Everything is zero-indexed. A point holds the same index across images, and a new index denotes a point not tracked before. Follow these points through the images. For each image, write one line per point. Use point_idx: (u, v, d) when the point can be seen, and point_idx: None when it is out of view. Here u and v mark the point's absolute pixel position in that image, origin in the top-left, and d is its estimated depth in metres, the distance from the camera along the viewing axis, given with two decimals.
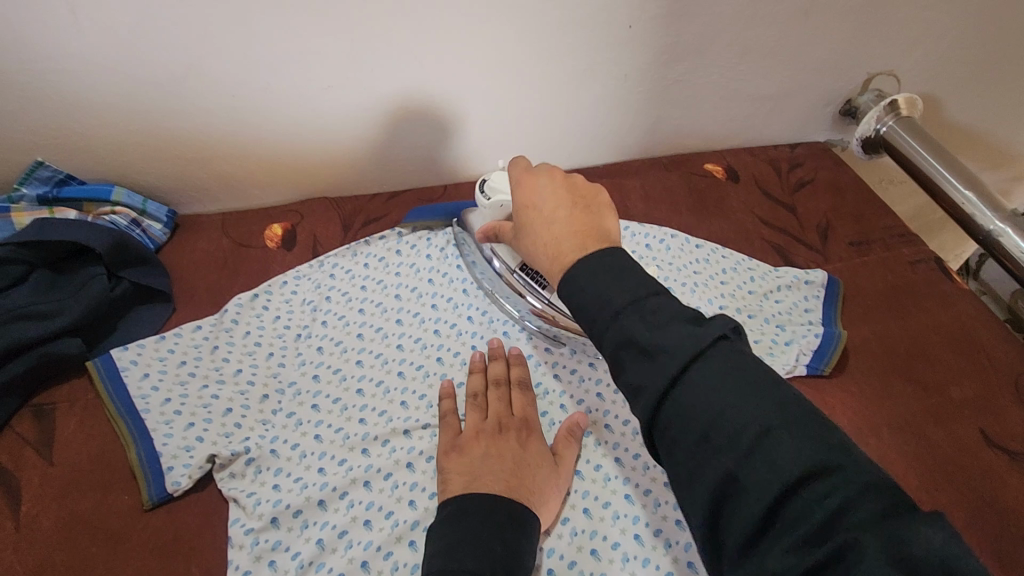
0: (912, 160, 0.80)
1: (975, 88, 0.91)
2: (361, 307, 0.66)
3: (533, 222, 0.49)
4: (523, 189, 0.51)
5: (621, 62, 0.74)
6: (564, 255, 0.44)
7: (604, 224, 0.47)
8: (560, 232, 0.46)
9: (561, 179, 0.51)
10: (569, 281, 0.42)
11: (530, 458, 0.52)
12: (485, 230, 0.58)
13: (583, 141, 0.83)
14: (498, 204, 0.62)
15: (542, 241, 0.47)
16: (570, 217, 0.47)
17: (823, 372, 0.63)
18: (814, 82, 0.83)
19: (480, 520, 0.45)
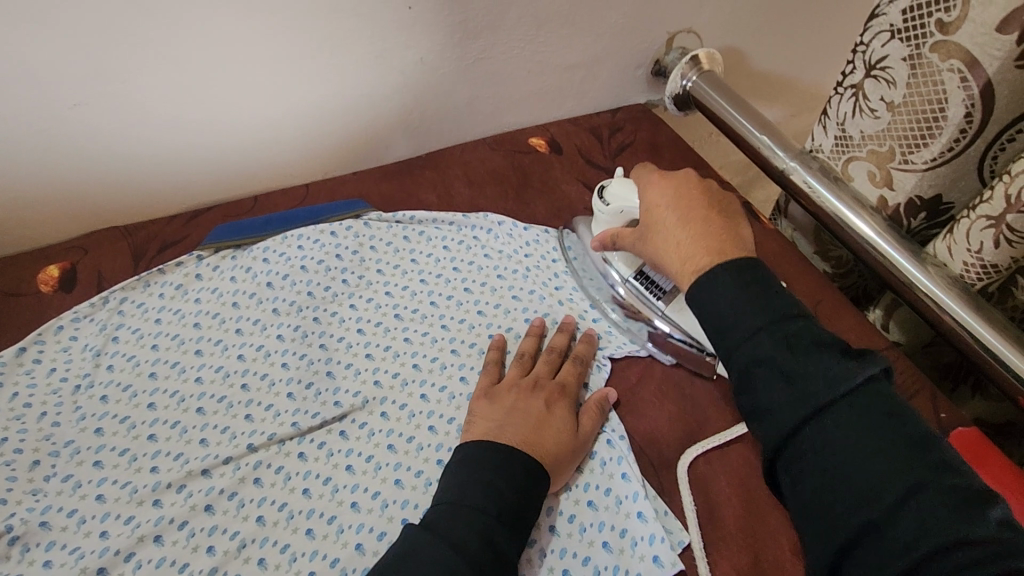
0: (716, 112, 0.83)
1: (772, 38, 0.97)
2: (154, 343, 0.60)
3: (661, 221, 0.57)
4: (656, 187, 0.59)
5: (414, 46, 0.71)
6: (696, 256, 0.52)
7: (734, 225, 0.54)
8: (696, 228, 0.54)
9: (692, 184, 0.58)
10: (696, 288, 0.50)
11: (557, 423, 0.54)
12: (601, 236, 0.65)
13: (399, 133, 0.80)
14: (617, 210, 0.64)
15: (675, 239, 0.55)
16: (706, 219, 0.54)
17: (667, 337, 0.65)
18: (619, 46, 0.84)
19: (502, 488, 0.48)
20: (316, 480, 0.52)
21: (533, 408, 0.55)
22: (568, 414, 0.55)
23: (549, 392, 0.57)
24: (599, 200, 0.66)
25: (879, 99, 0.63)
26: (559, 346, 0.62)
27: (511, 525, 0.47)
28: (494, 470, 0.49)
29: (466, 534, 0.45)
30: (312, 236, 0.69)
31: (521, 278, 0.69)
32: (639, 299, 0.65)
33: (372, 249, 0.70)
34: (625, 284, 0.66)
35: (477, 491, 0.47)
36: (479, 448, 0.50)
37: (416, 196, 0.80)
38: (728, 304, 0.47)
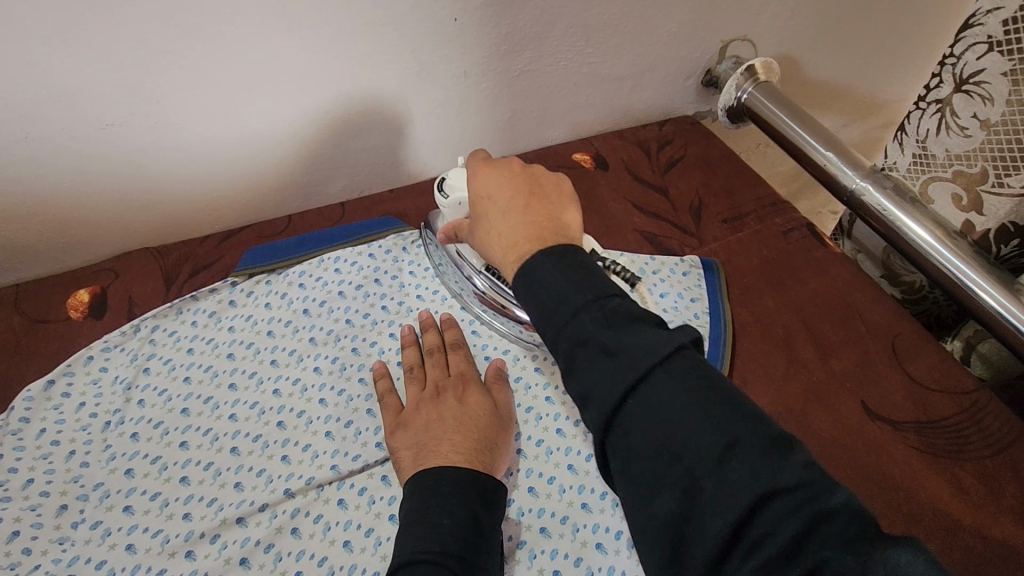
0: (774, 123, 0.78)
1: (830, 45, 0.91)
2: (186, 375, 0.57)
3: (485, 214, 0.49)
4: (479, 180, 0.51)
5: (456, 59, 0.67)
6: (518, 244, 0.44)
7: (560, 213, 0.47)
8: (518, 216, 0.46)
9: (517, 173, 0.50)
10: (526, 279, 0.41)
11: (471, 411, 0.53)
12: (446, 230, 0.57)
13: (438, 148, 0.76)
14: (456, 201, 0.58)
15: (497, 227, 0.47)
16: (526, 207, 0.47)
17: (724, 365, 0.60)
18: (670, 55, 0.79)
19: (447, 520, 0.43)
20: (357, 532, 0.49)
21: (442, 414, 0.52)
22: (478, 401, 0.54)
23: (449, 392, 0.54)
24: (438, 192, 0.60)
25: (971, 117, 0.58)
26: (434, 345, 0.59)
27: (467, 561, 0.41)
28: (433, 498, 0.44)
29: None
30: (349, 259, 0.65)
31: None
32: (491, 291, 0.62)
33: (411, 274, 0.66)
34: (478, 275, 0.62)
35: (427, 531, 0.42)
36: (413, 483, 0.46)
37: None
38: (550, 290, 0.39)
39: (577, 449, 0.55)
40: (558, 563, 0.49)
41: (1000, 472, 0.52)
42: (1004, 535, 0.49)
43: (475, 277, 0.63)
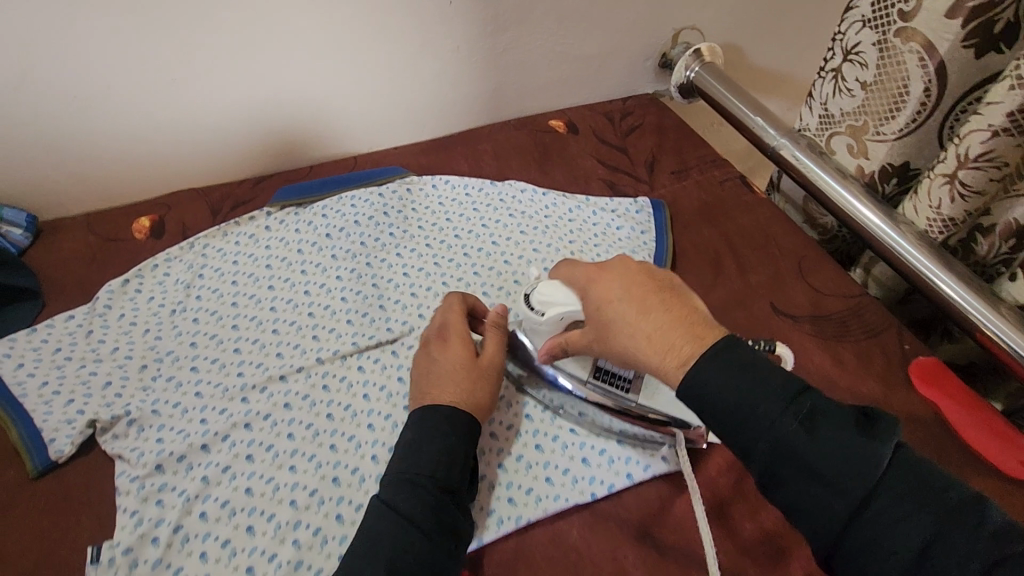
0: (717, 98, 0.94)
1: (768, 37, 1.07)
2: (234, 279, 0.71)
3: (615, 314, 0.51)
4: (597, 280, 0.53)
5: (450, 34, 0.82)
6: (678, 347, 0.47)
7: (693, 305, 0.50)
8: (658, 318, 0.49)
9: (634, 268, 0.53)
10: (694, 392, 0.45)
11: (452, 367, 0.57)
12: (548, 347, 0.58)
13: (436, 112, 0.91)
14: (555, 316, 0.57)
15: (637, 330, 0.49)
16: (665, 306, 0.49)
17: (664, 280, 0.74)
18: (630, 39, 0.95)
19: (434, 446, 0.52)
20: (374, 387, 0.62)
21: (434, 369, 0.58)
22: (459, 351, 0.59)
23: (433, 345, 0.60)
24: (531, 308, 0.59)
25: (855, 80, 0.73)
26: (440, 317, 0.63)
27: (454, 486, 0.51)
28: (424, 430, 0.53)
29: (411, 496, 0.49)
30: (363, 196, 0.80)
31: (540, 234, 0.78)
32: (609, 399, 0.59)
33: (414, 209, 0.80)
34: (586, 386, 0.59)
35: (415, 453, 0.52)
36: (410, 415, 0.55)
37: (451, 164, 0.89)
38: (718, 384, 0.44)
39: None
40: (530, 410, 0.62)
41: (871, 349, 0.68)
42: (868, 390, 0.64)
43: (583, 387, 0.59)
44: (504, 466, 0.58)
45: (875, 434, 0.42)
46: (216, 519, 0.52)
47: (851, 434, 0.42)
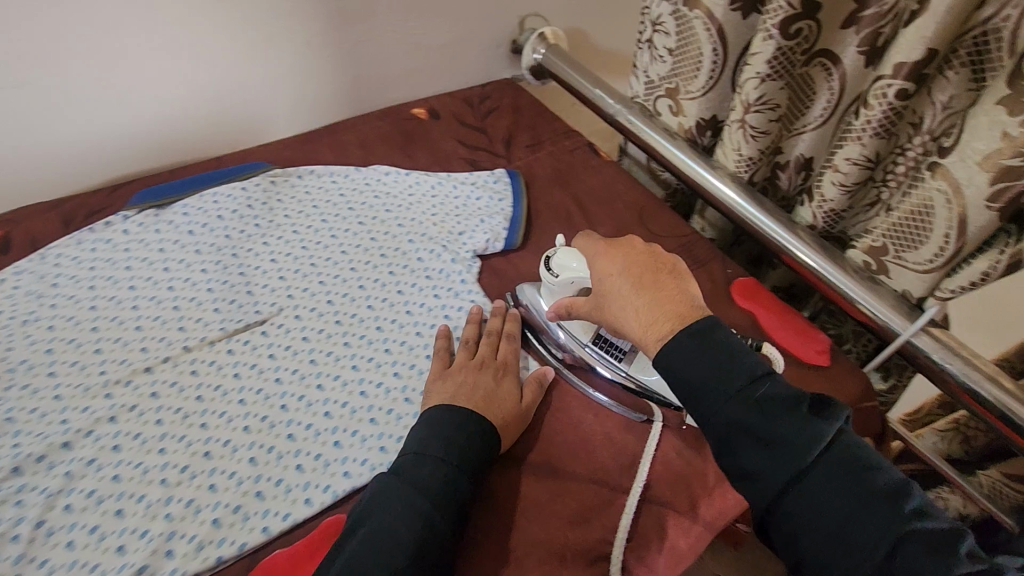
0: (564, 77, 1.02)
1: (610, 22, 1.17)
2: (91, 283, 0.69)
3: (615, 287, 0.61)
4: (606, 257, 0.63)
5: (298, 30, 0.86)
6: (659, 323, 0.57)
7: (688, 290, 0.59)
8: (650, 295, 0.58)
9: (639, 251, 0.63)
10: (667, 359, 0.55)
11: (499, 393, 0.61)
12: (555, 308, 0.67)
13: (297, 107, 0.94)
14: (566, 280, 0.67)
15: (630, 305, 0.59)
16: (656, 288, 0.59)
17: (519, 239, 0.80)
18: (479, 28, 1.02)
19: (407, 495, 0.51)
20: (244, 366, 0.64)
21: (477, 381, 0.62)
22: (509, 388, 0.62)
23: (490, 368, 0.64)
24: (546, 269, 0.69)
25: (663, 48, 0.83)
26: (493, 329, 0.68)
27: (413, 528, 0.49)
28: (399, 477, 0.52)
29: (431, 476, 0.52)
30: (226, 192, 0.81)
31: (406, 211, 0.83)
32: (602, 364, 0.67)
33: (280, 200, 0.82)
34: (584, 348, 0.67)
35: (439, 439, 0.55)
36: (439, 412, 0.57)
37: (316, 156, 0.91)
38: (690, 364, 0.54)
39: (415, 300, 0.73)
40: (399, 367, 0.65)
41: (700, 277, 0.78)
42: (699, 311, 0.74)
43: (581, 350, 0.68)
44: (376, 419, 0.61)
45: (823, 415, 0.51)
46: (82, 509, 0.53)
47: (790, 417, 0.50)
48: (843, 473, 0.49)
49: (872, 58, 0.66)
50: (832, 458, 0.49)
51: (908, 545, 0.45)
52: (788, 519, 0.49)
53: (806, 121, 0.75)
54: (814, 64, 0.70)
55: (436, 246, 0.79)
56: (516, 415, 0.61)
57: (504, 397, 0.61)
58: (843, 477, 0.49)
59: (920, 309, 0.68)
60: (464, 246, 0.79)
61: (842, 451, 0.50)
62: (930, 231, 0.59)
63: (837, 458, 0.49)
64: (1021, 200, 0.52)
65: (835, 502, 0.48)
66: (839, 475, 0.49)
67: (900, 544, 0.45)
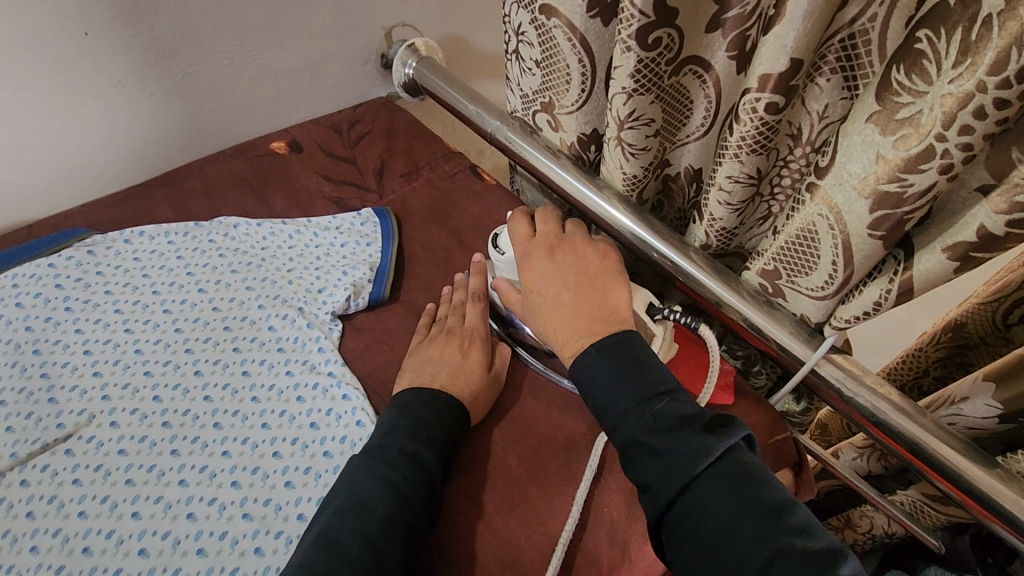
0: (438, 92, 0.92)
1: (492, 25, 1.07)
2: None
3: (539, 304, 0.60)
4: (530, 268, 0.61)
5: (104, 68, 0.73)
6: (575, 343, 0.57)
7: (611, 298, 0.59)
8: (568, 313, 0.58)
9: (565, 256, 0.62)
10: (579, 372, 0.55)
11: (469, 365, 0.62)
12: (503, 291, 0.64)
13: (125, 155, 0.81)
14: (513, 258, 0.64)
15: (552, 323, 0.59)
16: (575, 303, 0.58)
17: (389, 290, 0.71)
18: (337, 45, 0.91)
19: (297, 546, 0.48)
20: (40, 502, 0.54)
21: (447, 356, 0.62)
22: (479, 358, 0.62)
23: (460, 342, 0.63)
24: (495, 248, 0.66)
25: (530, 59, 0.74)
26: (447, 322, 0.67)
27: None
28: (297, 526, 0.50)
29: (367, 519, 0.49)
30: (27, 272, 0.67)
31: (254, 270, 0.71)
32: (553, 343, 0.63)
33: (99, 273, 0.69)
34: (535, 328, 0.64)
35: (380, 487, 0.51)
36: (408, 393, 0.58)
37: (150, 212, 0.78)
38: (597, 378, 0.54)
39: (262, 382, 0.62)
40: (236, 475, 0.55)
41: None
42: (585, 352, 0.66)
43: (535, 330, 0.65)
44: (204, 549, 0.51)
45: (723, 429, 0.49)
46: None
47: (684, 431, 0.49)
48: (726, 487, 0.47)
49: (743, 64, 0.59)
50: (720, 469, 0.48)
51: (783, 559, 0.42)
52: (675, 529, 0.47)
53: (688, 131, 0.68)
54: (685, 72, 0.62)
55: (291, 310, 0.68)
56: (490, 383, 0.62)
57: (473, 368, 0.62)
58: (728, 490, 0.46)
59: (821, 333, 0.62)
60: (321, 308, 0.68)
61: (733, 465, 0.48)
62: (818, 258, 0.53)
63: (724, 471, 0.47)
64: (905, 226, 0.46)
65: (721, 513, 0.46)
66: (723, 491, 0.46)
67: (775, 559, 0.42)
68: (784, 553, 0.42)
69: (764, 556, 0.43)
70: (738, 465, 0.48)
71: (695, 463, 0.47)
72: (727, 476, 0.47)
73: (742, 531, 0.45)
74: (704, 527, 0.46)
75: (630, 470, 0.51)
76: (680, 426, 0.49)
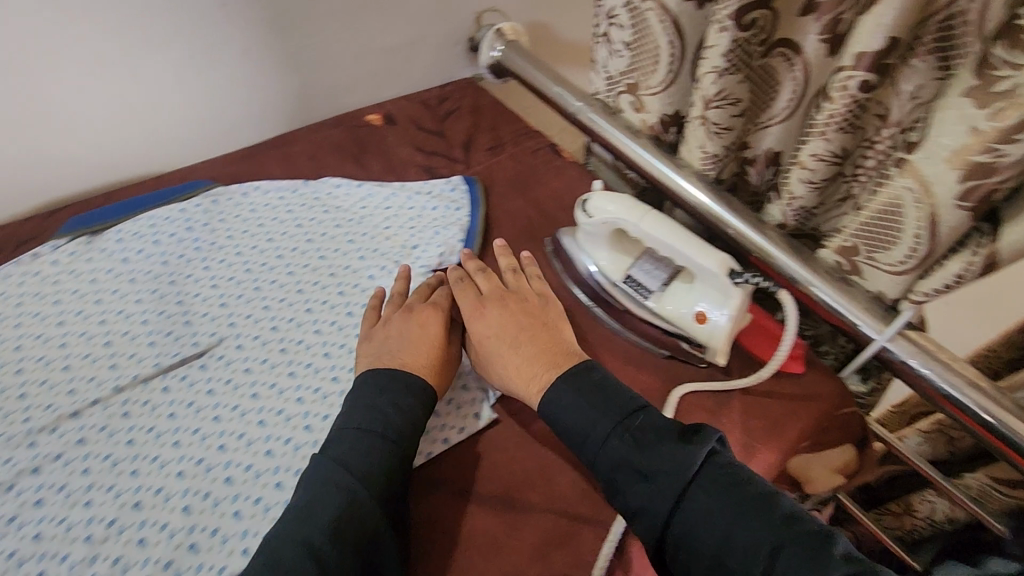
0: (523, 73, 0.97)
1: (574, 13, 1.12)
2: (17, 322, 0.66)
3: (492, 348, 0.63)
4: (480, 319, 0.64)
5: (232, 38, 0.81)
6: (537, 377, 0.60)
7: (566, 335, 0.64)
8: (527, 352, 0.62)
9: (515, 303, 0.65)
10: (550, 405, 0.58)
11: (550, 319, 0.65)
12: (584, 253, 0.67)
13: (240, 119, 0.90)
14: (601, 221, 0.66)
15: (511, 365, 0.62)
16: (532, 342, 0.62)
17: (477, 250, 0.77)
18: (432, 26, 0.97)
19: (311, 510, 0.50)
20: (180, 405, 0.61)
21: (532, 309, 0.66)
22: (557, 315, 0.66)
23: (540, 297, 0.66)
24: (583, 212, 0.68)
25: (619, 41, 0.78)
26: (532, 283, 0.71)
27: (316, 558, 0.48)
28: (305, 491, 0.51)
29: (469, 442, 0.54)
30: (165, 215, 0.77)
31: (356, 225, 0.79)
32: (632, 301, 0.67)
33: (222, 220, 0.78)
34: (615, 287, 0.68)
35: None
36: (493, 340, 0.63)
37: (263, 170, 0.87)
38: (571, 409, 0.57)
39: None
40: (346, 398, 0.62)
41: None
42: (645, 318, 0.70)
43: (613, 289, 0.69)
44: None
45: (693, 438, 0.53)
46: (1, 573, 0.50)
47: (665, 440, 0.53)
48: (717, 492, 0.51)
49: (834, 47, 0.62)
50: (705, 475, 0.52)
51: (783, 551, 0.47)
52: (678, 539, 0.51)
53: (771, 115, 0.71)
54: (775, 54, 0.66)
55: (388, 262, 0.74)
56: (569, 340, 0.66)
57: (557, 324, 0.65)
58: (717, 494, 0.51)
59: (896, 310, 0.64)
60: (417, 261, 0.74)
61: (717, 471, 0.52)
62: (901, 231, 0.56)
63: (713, 478, 0.52)
64: (994, 196, 0.49)
65: (718, 517, 0.50)
66: (715, 496, 0.51)
67: (775, 553, 0.47)
68: (788, 544, 0.48)
69: (768, 552, 0.48)
70: (718, 470, 0.52)
71: (684, 471, 0.51)
72: (720, 478, 0.51)
73: (740, 530, 0.49)
74: (710, 534, 0.50)
75: (616, 498, 0.53)
76: (664, 441, 0.53)
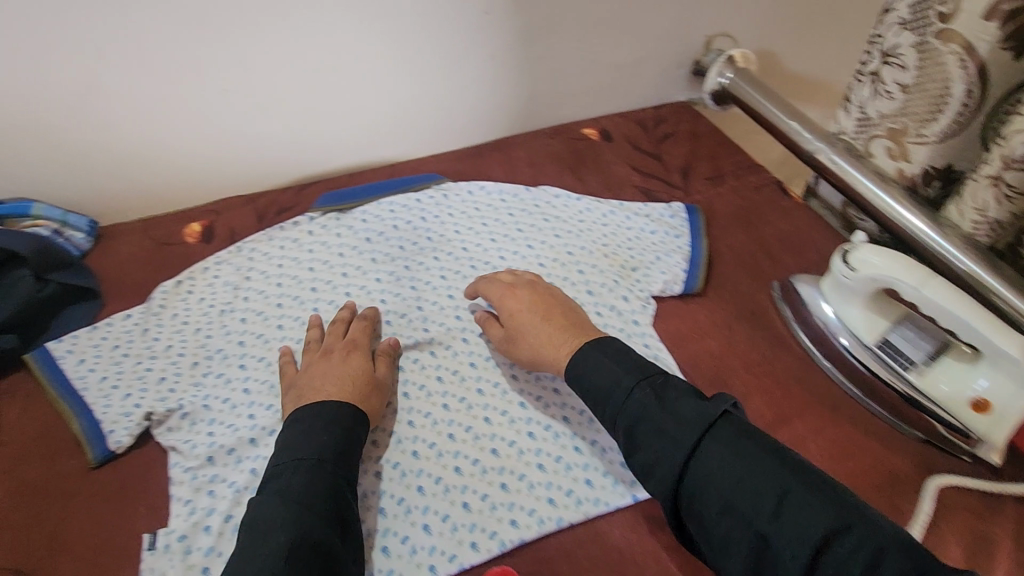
0: (751, 104, 0.93)
1: (804, 44, 1.05)
2: (279, 281, 0.73)
3: (524, 320, 0.63)
4: (513, 295, 0.66)
5: (486, 45, 0.85)
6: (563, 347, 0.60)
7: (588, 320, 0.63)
8: (557, 325, 0.62)
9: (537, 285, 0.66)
10: (576, 378, 0.57)
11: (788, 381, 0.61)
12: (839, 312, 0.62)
13: (471, 122, 0.93)
14: (865, 277, 0.61)
15: (544, 334, 0.62)
16: (559, 316, 0.63)
17: (700, 283, 0.74)
18: (661, 47, 0.96)
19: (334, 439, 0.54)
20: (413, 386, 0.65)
21: None
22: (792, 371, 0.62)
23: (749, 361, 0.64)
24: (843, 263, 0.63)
25: (893, 82, 0.72)
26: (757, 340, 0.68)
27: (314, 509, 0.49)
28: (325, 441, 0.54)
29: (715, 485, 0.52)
30: (403, 203, 0.82)
31: (575, 237, 0.79)
32: (882, 368, 0.63)
33: (450, 214, 0.82)
34: (868, 350, 0.64)
35: None
36: None
37: (485, 171, 0.90)
38: (596, 375, 0.56)
39: None
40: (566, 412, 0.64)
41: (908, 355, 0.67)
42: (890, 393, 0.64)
43: (862, 351, 0.64)
44: (543, 465, 0.61)
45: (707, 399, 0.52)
46: None
47: (690, 399, 0.51)
48: (738, 449, 0.48)
49: None
50: (725, 436, 0.49)
51: (804, 507, 0.45)
52: (696, 499, 0.48)
53: None
54: None
55: (607, 280, 0.74)
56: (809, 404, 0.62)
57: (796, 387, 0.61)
58: (731, 450, 0.48)
59: None
60: (638, 284, 0.74)
61: (734, 432, 0.49)
62: None
63: (732, 435, 0.49)
64: None
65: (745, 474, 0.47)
66: (729, 453, 0.48)
67: (798, 509, 0.45)
68: (819, 504, 0.45)
69: (794, 512, 0.45)
70: (727, 427, 0.50)
71: (694, 428, 0.49)
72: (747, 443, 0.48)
73: (764, 488, 0.46)
74: (732, 495, 0.46)
75: (633, 457, 0.51)
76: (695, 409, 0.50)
